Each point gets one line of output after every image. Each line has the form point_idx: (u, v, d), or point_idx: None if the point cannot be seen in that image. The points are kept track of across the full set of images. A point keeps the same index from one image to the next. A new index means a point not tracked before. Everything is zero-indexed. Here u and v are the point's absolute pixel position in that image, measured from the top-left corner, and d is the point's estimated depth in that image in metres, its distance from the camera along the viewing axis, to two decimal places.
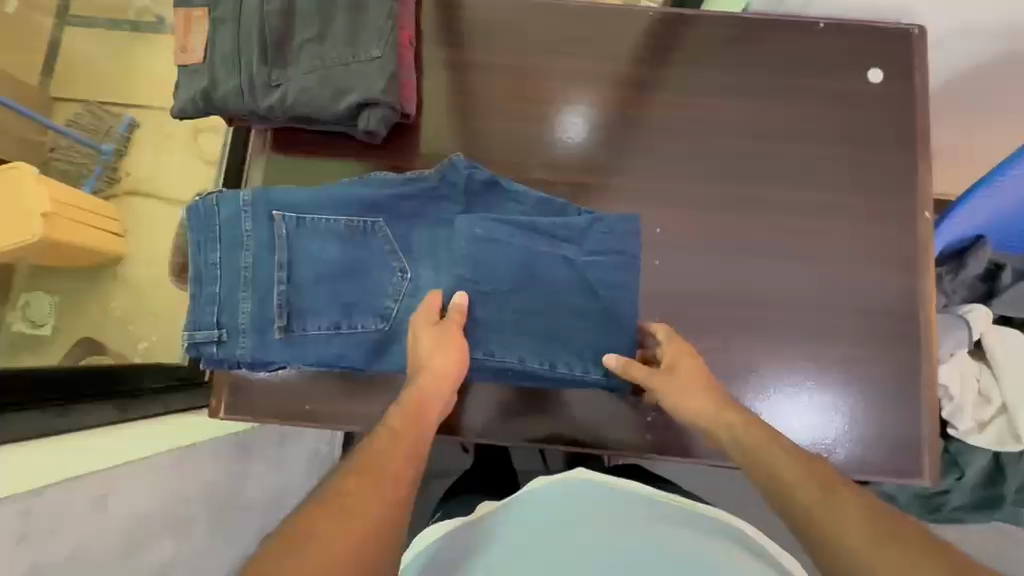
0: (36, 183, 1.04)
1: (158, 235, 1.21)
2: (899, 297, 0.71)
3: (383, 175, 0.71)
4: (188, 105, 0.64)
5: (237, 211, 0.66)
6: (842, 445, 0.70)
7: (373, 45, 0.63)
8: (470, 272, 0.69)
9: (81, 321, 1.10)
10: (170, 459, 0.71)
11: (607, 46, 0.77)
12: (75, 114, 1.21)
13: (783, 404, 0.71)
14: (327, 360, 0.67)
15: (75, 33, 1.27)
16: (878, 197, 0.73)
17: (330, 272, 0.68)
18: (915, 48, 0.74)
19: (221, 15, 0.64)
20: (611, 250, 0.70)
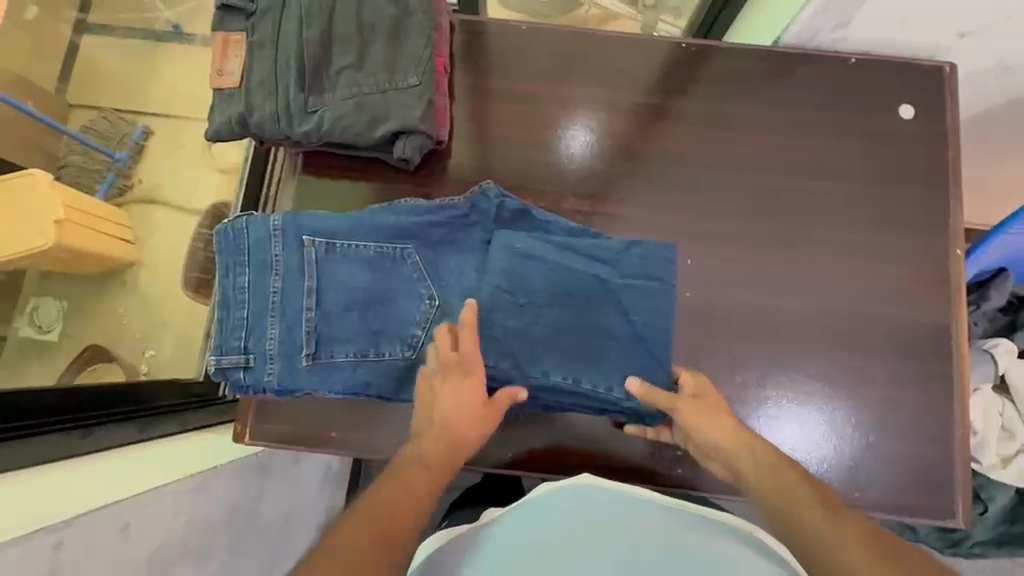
0: (50, 191, 1.05)
1: (170, 242, 1.19)
2: (931, 335, 0.71)
3: (413, 202, 0.71)
4: (223, 128, 0.64)
5: (267, 234, 0.66)
6: (874, 482, 0.69)
7: (411, 73, 0.64)
8: (509, 297, 0.68)
9: (90, 326, 1.09)
10: (192, 483, 0.71)
11: (639, 76, 0.77)
12: (90, 120, 1.22)
13: (784, 424, 0.70)
14: (353, 387, 0.66)
15: (92, 41, 1.28)
16: (910, 233, 0.73)
17: (358, 299, 0.67)
18: (946, 85, 0.75)
19: (259, 39, 0.64)
20: (653, 280, 0.69)
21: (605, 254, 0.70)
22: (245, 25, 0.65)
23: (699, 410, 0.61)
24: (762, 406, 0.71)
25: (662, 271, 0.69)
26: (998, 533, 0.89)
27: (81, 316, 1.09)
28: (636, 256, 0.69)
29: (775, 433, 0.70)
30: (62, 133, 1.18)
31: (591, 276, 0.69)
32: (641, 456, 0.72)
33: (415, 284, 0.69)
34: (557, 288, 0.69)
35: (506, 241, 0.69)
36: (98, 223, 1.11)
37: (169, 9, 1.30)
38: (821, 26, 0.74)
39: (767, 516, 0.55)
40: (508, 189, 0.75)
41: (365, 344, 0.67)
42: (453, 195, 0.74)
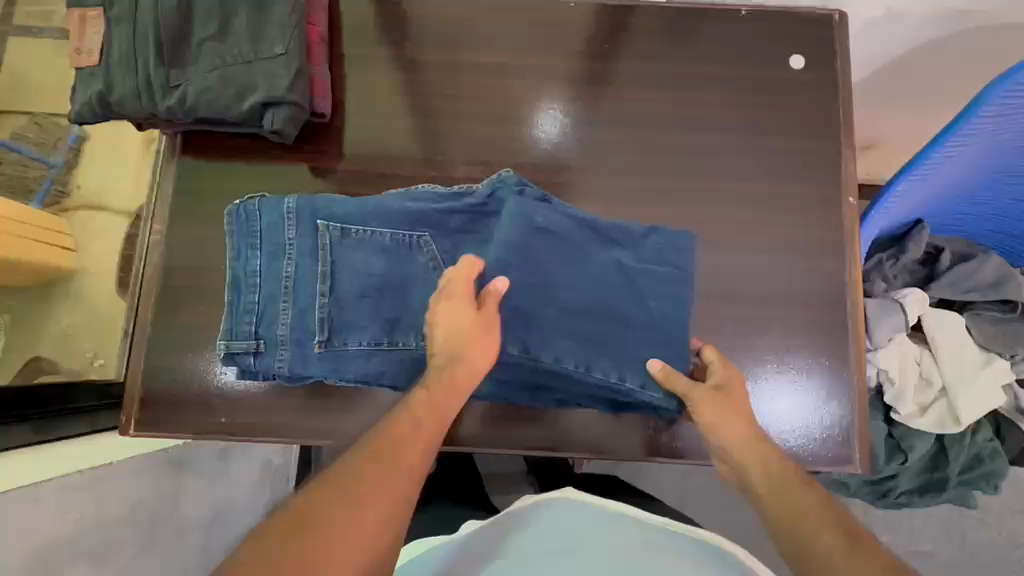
0: None
1: (108, 249, 1.16)
2: (827, 284, 0.71)
3: (430, 189, 0.68)
4: (85, 109, 0.61)
5: (282, 218, 0.63)
6: (800, 434, 0.69)
7: (277, 42, 0.61)
8: (526, 278, 0.63)
9: (32, 337, 1.08)
10: (79, 480, 0.71)
11: (533, 38, 0.75)
12: (19, 126, 1.18)
13: (778, 391, 0.70)
14: (365, 377, 0.63)
15: (18, 41, 1.20)
16: (803, 185, 0.73)
17: (371, 286, 0.64)
18: (836, 34, 0.75)
19: (117, 15, 0.61)
20: (669, 261, 0.68)
21: (629, 240, 0.68)
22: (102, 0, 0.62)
23: (721, 395, 0.62)
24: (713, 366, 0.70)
25: (671, 258, 0.68)
26: (923, 480, 0.91)
27: (26, 331, 1.09)
28: (654, 243, 0.68)
29: (771, 401, 0.69)
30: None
31: (609, 262, 0.66)
32: (559, 423, 0.69)
33: (427, 270, 0.65)
34: (568, 271, 0.65)
35: (518, 216, 0.65)
36: (39, 232, 1.06)
37: None
38: None
39: (782, 549, 0.51)
40: (399, 160, 0.72)
41: (380, 333, 0.63)
42: (344, 168, 0.71)
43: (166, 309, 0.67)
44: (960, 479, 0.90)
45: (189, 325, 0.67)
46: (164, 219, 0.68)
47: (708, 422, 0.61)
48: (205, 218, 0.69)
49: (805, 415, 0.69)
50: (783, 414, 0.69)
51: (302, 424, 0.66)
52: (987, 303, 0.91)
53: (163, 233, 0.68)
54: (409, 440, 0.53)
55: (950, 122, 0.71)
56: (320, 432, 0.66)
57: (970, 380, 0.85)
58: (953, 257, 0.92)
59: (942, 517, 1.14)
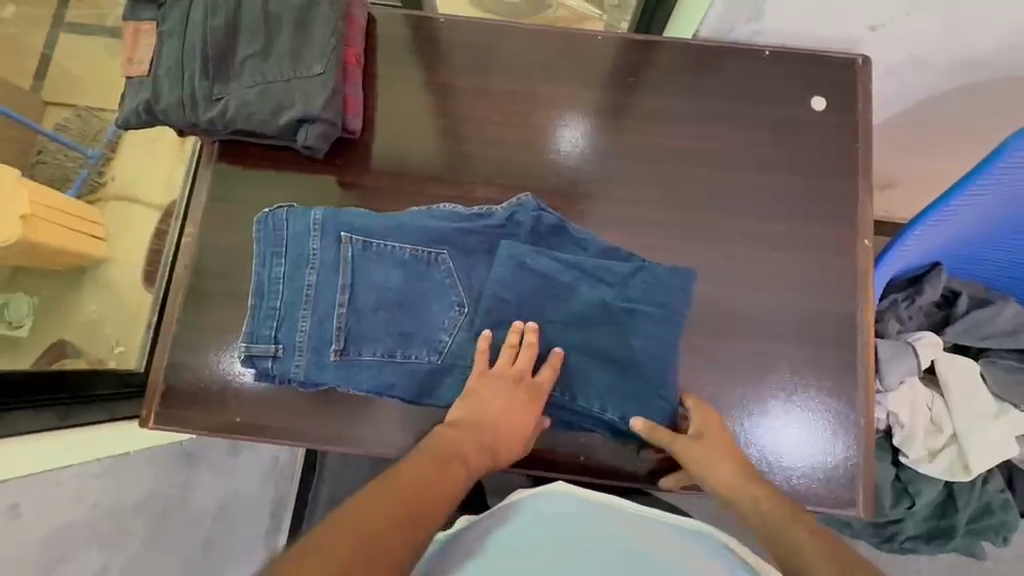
0: (17, 186, 1.05)
1: (139, 237, 1.21)
2: (839, 325, 0.71)
3: (451, 209, 0.70)
4: (132, 115, 0.64)
5: (306, 229, 0.65)
6: (801, 471, 0.69)
7: (316, 62, 0.64)
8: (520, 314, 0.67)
9: (58, 319, 1.11)
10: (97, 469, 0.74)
11: (558, 66, 0.78)
12: (64, 119, 1.24)
13: (776, 425, 0.70)
14: (377, 388, 0.65)
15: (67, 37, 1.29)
16: (819, 224, 0.73)
17: (388, 300, 0.66)
18: (859, 77, 0.75)
19: (169, 29, 0.65)
20: (660, 301, 0.67)
21: (619, 279, 0.68)
22: (156, 15, 0.66)
23: (696, 453, 0.64)
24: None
25: (661, 300, 0.67)
26: (928, 527, 0.89)
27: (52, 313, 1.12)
28: (645, 281, 0.68)
29: (769, 435, 0.70)
30: (36, 130, 1.21)
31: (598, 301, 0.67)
32: (559, 444, 0.70)
33: (438, 290, 0.67)
34: (557, 308, 0.67)
35: (511, 249, 0.67)
36: (71, 220, 1.13)
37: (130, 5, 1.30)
38: (735, 18, 0.75)
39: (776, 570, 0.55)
40: (423, 178, 0.74)
41: (391, 347, 0.65)
42: (370, 184, 0.74)
43: (193, 309, 0.69)
44: (968, 528, 0.89)
45: (213, 326, 0.69)
46: (196, 223, 0.71)
47: (694, 466, 0.64)
48: (234, 224, 0.72)
49: (806, 452, 0.69)
50: (780, 450, 0.69)
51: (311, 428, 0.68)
52: (1004, 350, 0.91)
53: (194, 236, 0.71)
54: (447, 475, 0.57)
55: (975, 167, 0.70)
56: (327, 436, 0.68)
57: (980, 426, 0.84)
58: (971, 302, 0.92)
59: (949, 565, 1.11)
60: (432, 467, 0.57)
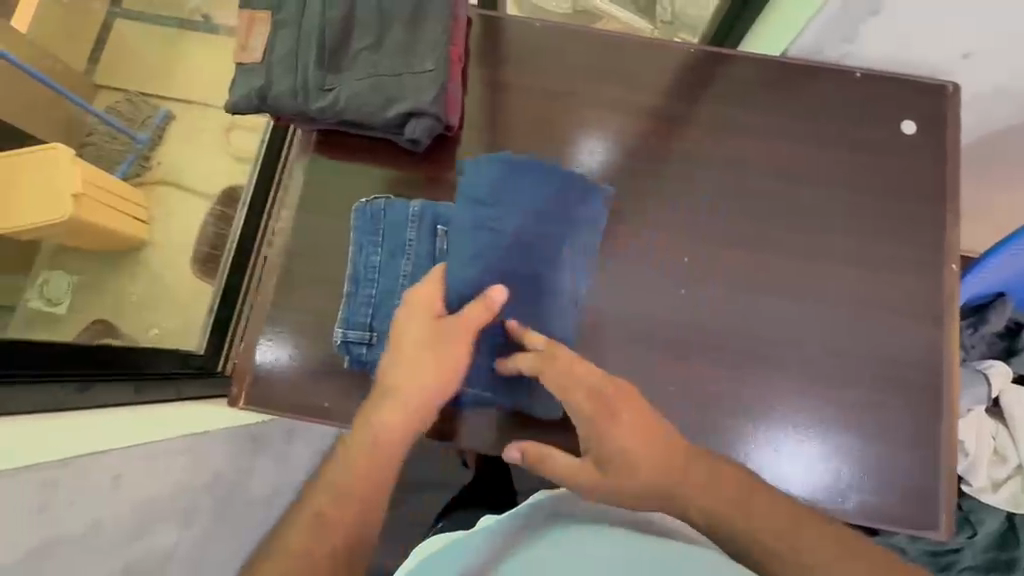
0: (70, 165, 1.18)
1: (184, 223, 1.31)
2: (920, 348, 0.73)
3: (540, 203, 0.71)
4: (242, 100, 0.66)
5: (406, 219, 0.67)
6: (876, 492, 0.70)
7: (427, 59, 0.66)
8: (559, 291, 0.67)
9: (97, 300, 1.17)
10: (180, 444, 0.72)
11: (645, 78, 0.80)
12: (114, 102, 1.40)
13: (820, 453, 0.71)
14: (462, 381, 0.67)
15: (124, 27, 1.46)
16: (902, 246, 0.75)
17: (478, 293, 0.67)
18: (948, 104, 0.77)
19: (284, 18, 0.67)
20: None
21: (582, 216, 0.67)
22: (270, 5, 0.68)
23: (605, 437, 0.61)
24: (700, 407, 0.72)
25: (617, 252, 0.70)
26: (988, 558, 0.89)
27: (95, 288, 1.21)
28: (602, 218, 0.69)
29: (812, 460, 0.71)
30: (88, 111, 1.36)
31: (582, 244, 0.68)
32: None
33: (529, 287, 0.66)
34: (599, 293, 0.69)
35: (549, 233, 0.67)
36: (119, 202, 1.25)
37: None
38: (829, 39, 0.76)
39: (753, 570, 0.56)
40: None
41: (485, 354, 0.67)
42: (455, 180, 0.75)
43: (287, 294, 0.70)
44: None
45: (305, 311, 0.70)
46: (292, 206, 0.72)
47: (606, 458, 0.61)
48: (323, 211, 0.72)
49: (882, 474, 0.71)
50: (835, 475, 0.71)
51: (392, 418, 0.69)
52: None
53: (291, 219, 0.72)
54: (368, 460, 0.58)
55: None
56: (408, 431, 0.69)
57: None
58: None
59: None
60: (362, 458, 0.58)
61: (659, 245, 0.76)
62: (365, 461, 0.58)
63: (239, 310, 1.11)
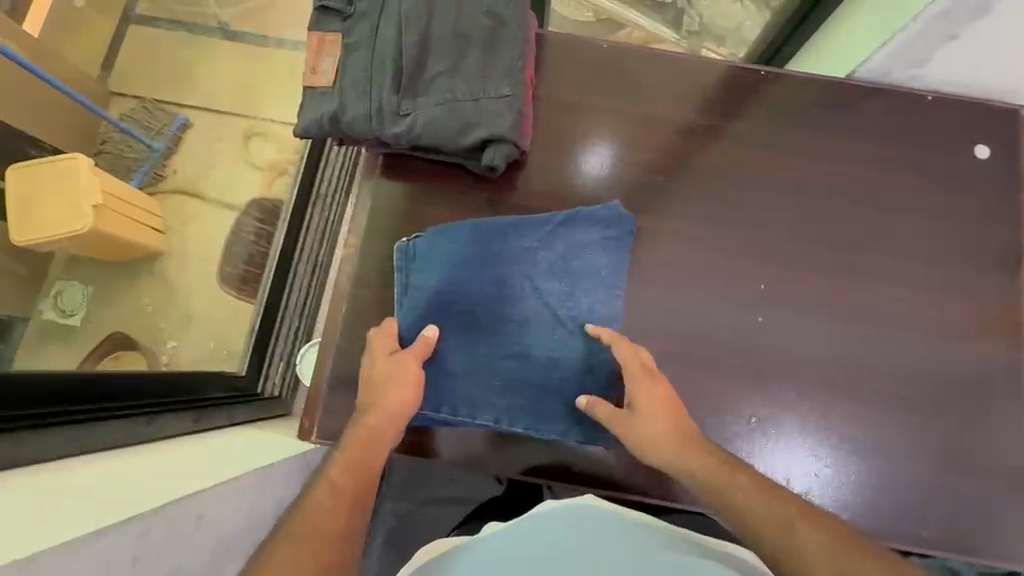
0: (91, 175, 1.13)
1: (204, 235, 1.30)
2: (999, 375, 0.72)
3: (553, 232, 0.73)
4: (313, 124, 0.64)
5: (440, 244, 0.71)
6: (959, 524, 0.69)
7: (503, 83, 0.64)
8: (532, 316, 0.71)
9: (112, 313, 1.19)
10: (256, 477, 0.66)
11: (713, 100, 0.80)
12: (130, 109, 1.37)
13: (898, 484, 0.70)
14: (474, 400, 0.70)
15: (139, 30, 1.43)
16: (978, 272, 0.74)
17: (495, 318, 0.71)
18: (1021, 128, 0.77)
19: (356, 41, 0.65)
20: (625, 270, 0.74)
21: (545, 249, 0.73)
22: (341, 27, 0.66)
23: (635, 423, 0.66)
24: (777, 436, 0.72)
25: (613, 259, 0.73)
26: None
27: (108, 302, 1.20)
28: (578, 239, 0.73)
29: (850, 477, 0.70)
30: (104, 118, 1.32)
31: (550, 272, 0.73)
32: (626, 464, 0.72)
33: (504, 322, 0.71)
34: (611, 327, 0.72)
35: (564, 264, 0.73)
36: (136, 212, 1.22)
37: (222, 9, 1.48)
38: (897, 64, 0.76)
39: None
40: (582, 199, 0.76)
41: (488, 387, 0.70)
42: (523, 204, 0.75)
43: (355, 322, 0.72)
44: None
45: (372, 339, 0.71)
46: (357, 235, 0.74)
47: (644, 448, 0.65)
48: (390, 235, 0.73)
49: (964, 506, 0.70)
50: (916, 507, 0.70)
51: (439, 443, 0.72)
52: None
53: (356, 248, 0.73)
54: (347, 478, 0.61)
55: None
56: (466, 455, 0.72)
57: None
58: None
59: None
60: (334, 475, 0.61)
61: (733, 271, 0.75)
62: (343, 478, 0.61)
63: (280, 327, 1.10)
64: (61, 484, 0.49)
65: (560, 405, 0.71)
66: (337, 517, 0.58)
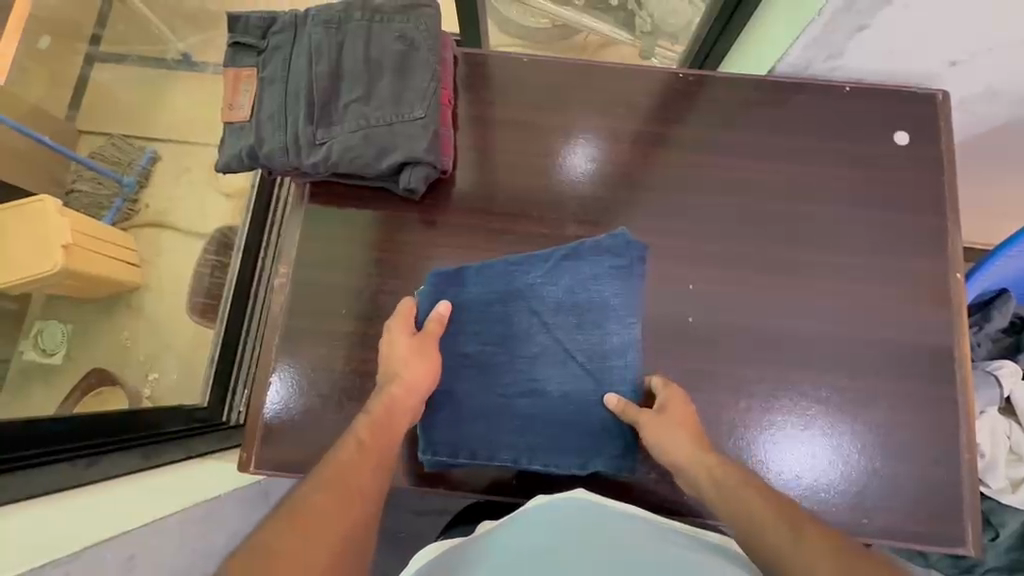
0: (58, 216, 1.13)
1: (173, 264, 1.29)
2: (933, 359, 0.73)
3: (553, 262, 0.71)
4: (233, 160, 0.65)
5: (445, 282, 0.71)
6: (898, 511, 0.70)
7: (416, 106, 0.66)
8: (542, 352, 0.70)
9: (91, 350, 1.17)
10: (192, 513, 0.72)
11: (638, 105, 0.81)
12: (99, 146, 1.37)
13: (840, 472, 0.71)
14: (491, 442, 0.70)
15: (103, 67, 1.45)
16: (907, 258, 0.75)
17: (506, 355, 0.70)
18: (939, 113, 0.78)
19: (271, 75, 0.66)
20: (637, 298, 0.70)
21: (549, 285, 0.71)
22: (256, 61, 0.67)
23: (672, 428, 0.64)
24: (746, 431, 0.72)
25: (626, 288, 0.70)
26: (1012, 558, 0.91)
27: (87, 338, 1.19)
28: (584, 272, 0.70)
29: (806, 457, 0.72)
30: (74, 158, 1.33)
31: (558, 306, 0.71)
32: (633, 485, 0.72)
33: (515, 359, 0.70)
34: (628, 356, 0.69)
35: (575, 294, 0.70)
36: (111, 249, 1.21)
37: (181, 40, 1.48)
38: (815, 56, 0.76)
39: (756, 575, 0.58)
40: (512, 213, 0.77)
41: (506, 426, 0.70)
42: (454, 222, 0.77)
43: (291, 349, 0.73)
44: None
45: (310, 367, 0.73)
46: (289, 263, 0.75)
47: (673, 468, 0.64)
48: (327, 262, 0.75)
49: (905, 493, 0.70)
50: (858, 496, 0.71)
51: (454, 476, 0.73)
52: None
53: (289, 276, 0.75)
54: (365, 452, 0.58)
55: None
56: (461, 481, 0.73)
57: None
58: None
59: None
60: (356, 451, 0.58)
61: (665, 274, 0.76)
62: (368, 436, 0.60)
63: (246, 356, 1.11)
64: (15, 516, 0.54)
65: (580, 438, 0.70)
66: (361, 471, 0.56)
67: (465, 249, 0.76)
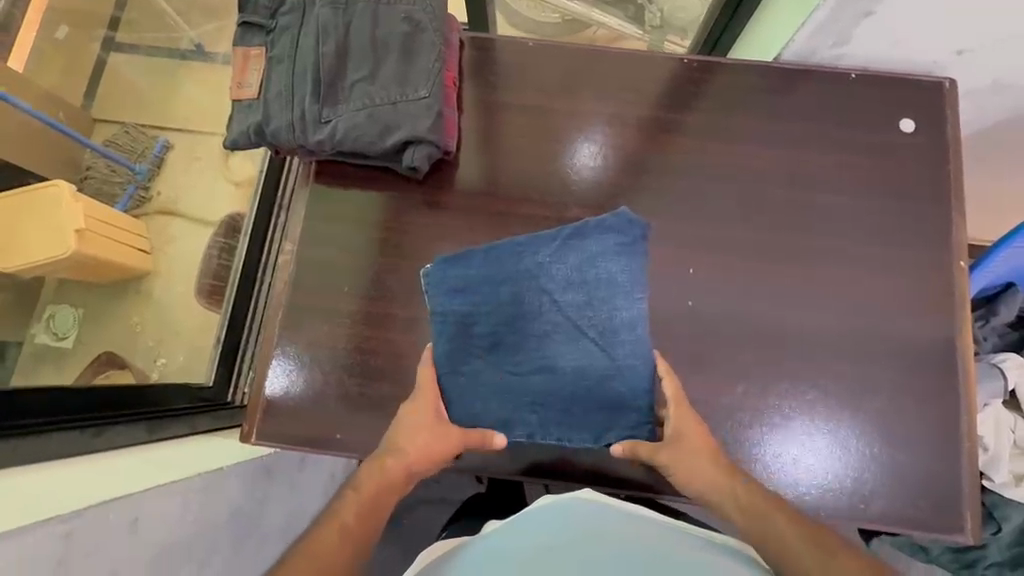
0: (72, 203, 1.17)
1: (182, 250, 1.31)
2: (935, 348, 0.72)
3: (562, 239, 0.68)
4: (242, 137, 0.66)
5: (457, 263, 0.70)
6: (896, 497, 0.70)
7: (421, 86, 0.67)
8: (553, 329, 0.69)
9: (103, 334, 1.17)
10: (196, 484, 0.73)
11: (643, 91, 0.81)
12: (113, 134, 1.39)
13: (840, 458, 0.71)
14: (505, 417, 0.71)
15: (119, 55, 1.47)
16: (911, 246, 0.75)
17: (518, 334, 0.69)
18: (946, 101, 0.77)
19: (279, 54, 0.67)
20: (641, 273, 0.66)
21: (558, 263, 0.67)
22: (264, 40, 0.68)
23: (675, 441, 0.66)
24: (750, 417, 0.72)
25: (629, 264, 0.66)
26: (1014, 553, 0.91)
27: (96, 322, 1.19)
28: (592, 249, 0.66)
29: (808, 443, 0.71)
30: (88, 146, 1.35)
31: (569, 284, 0.67)
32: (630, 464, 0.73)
33: (527, 338, 0.69)
34: (635, 331, 0.67)
35: (586, 272, 0.66)
36: (123, 234, 1.24)
37: (194, 29, 1.49)
38: (820, 42, 0.76)
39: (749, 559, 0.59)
40: (515, 197, 0.78)
41: (518, 403, 0.71)
42: (457, 204, 0.77)
43: (294, 326, 0.74)
44: None
45: (313, 344, 0.74)
46: (294, 241, 0.76)
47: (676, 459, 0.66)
48: (331, 240, 0.76)
49: (904, 480, 0.70)
50: (856, 481, 0.70)
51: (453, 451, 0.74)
52: None
53: (295, 252, 0.76)
54: (351, 531, 0.62)
55: None
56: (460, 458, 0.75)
57: None
58: None
59: None
60: (339, 532, 0.61)
61: (666, 258, 0.76)
62: (354, 519, 0.62)
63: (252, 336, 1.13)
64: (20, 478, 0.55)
65: (588, 415, 0.70)
66: (339, 552, 0.60)
67: (467, 230, 0.77)
